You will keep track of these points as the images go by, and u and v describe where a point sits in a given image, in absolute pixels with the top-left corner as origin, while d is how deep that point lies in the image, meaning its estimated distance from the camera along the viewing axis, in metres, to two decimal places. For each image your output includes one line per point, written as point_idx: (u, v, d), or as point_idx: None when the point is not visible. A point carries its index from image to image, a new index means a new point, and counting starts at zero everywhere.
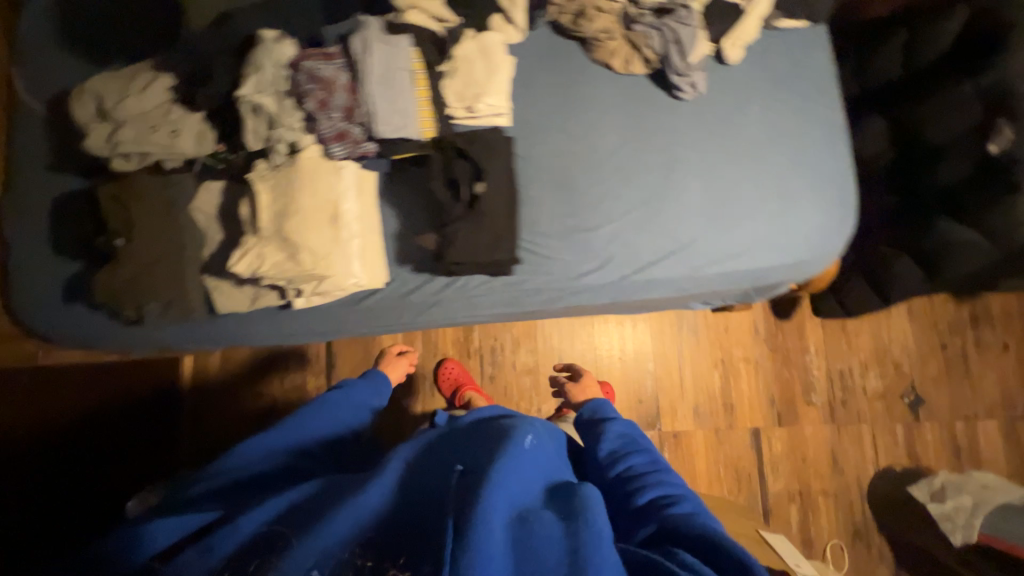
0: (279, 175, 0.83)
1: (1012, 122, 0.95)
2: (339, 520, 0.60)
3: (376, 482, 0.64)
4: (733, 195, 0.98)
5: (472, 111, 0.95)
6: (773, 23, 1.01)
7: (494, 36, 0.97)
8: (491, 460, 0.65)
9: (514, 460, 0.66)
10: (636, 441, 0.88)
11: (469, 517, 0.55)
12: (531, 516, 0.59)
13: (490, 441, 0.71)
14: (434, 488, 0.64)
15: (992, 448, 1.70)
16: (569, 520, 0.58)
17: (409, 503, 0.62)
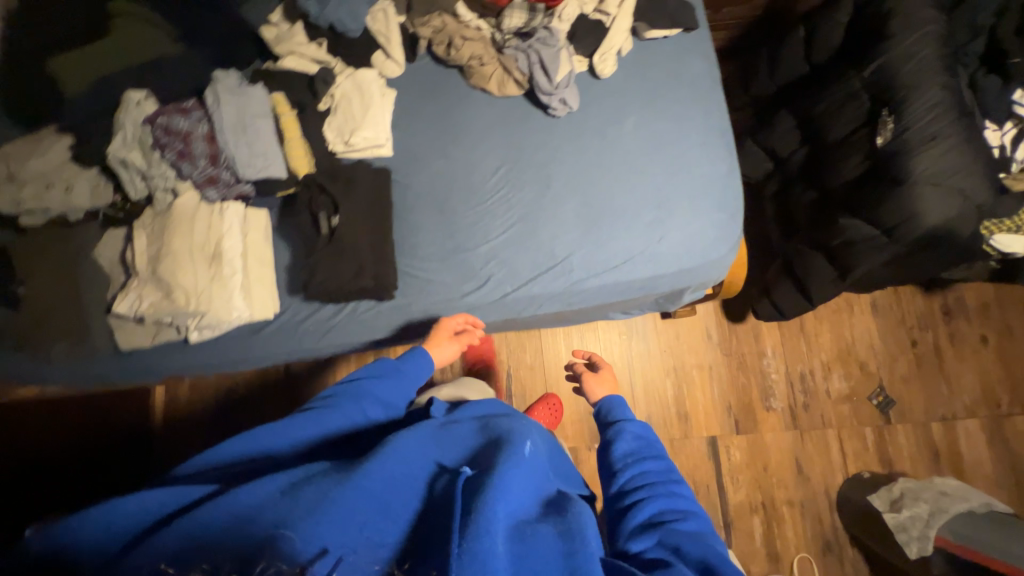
0: (159, 221, 0.90)
1: (894, 114, 0.90)
2: (378, 515, 0.48)
3: (384, 461, 0.54)
4: (609, 208, 0.98)
5: (349, 145, 0.99)
6: (644, 34, 1.01)
7: (370, 74, 1.02)
8: (492, 462, 0.55)
9: (520, 466, 0.56)
10: (650, 447, 0.82)
11: (480, 532, 0.46)
12: (530, 533, 0.51)
13: (483, 442, 0.61)
14: (433, 488, 0.53)
15: (974, 450, 1.58)
16: (571, 552, 0.50)
17: (388, 499, 0.51)
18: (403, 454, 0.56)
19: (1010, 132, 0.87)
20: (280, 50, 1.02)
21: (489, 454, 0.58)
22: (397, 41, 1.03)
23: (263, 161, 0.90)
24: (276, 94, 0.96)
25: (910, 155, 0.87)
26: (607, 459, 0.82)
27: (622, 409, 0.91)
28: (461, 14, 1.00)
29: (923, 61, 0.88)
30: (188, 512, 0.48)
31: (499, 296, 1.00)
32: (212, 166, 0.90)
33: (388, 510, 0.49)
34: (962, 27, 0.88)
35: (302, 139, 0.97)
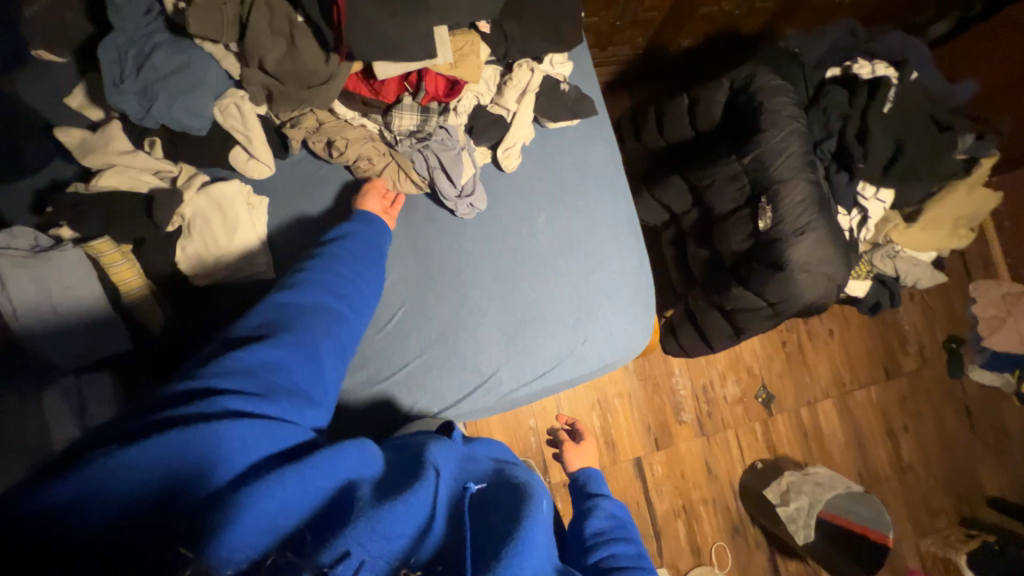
0: None
1: (770, 203, 1.00)
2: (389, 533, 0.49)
3: (406, 499, 0.51)
4: (532, 314, 0.94)
5: (218, 278, 0.81)
6: (547, 123, 0.96)
7: (230, 184, 0.83)
8: (523, 510, 0.53)
9: (548, 517, 0.56)
10: (625, 532, 0.74)
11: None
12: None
13: (507, 482, 0.57)
14: (447, 519, 0.52)
15: (831, 424, 1.94)
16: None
17: (397, 520, 0.50)
18: (424, 487, 0.53)
19: (856, 217, 1.01)
20: (94, 162, 0.78)
21: (511, 496, 0.55)
22: (260, 140, 0.84)
23: (85, 339, 0.74)
24: (96, 240, 0.75)
25: (786, 243, 0.98)
26: (578, 541, 0.73)
27: (597, 484, 0.84)
28: (339, 111, 0.85)
29: (791, 156, 0.98)
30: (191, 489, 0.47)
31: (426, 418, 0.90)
32: (12, 351, 0.71)
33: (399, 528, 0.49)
34: (818, 124, 0.98)
35: (145, 287, 0.78)
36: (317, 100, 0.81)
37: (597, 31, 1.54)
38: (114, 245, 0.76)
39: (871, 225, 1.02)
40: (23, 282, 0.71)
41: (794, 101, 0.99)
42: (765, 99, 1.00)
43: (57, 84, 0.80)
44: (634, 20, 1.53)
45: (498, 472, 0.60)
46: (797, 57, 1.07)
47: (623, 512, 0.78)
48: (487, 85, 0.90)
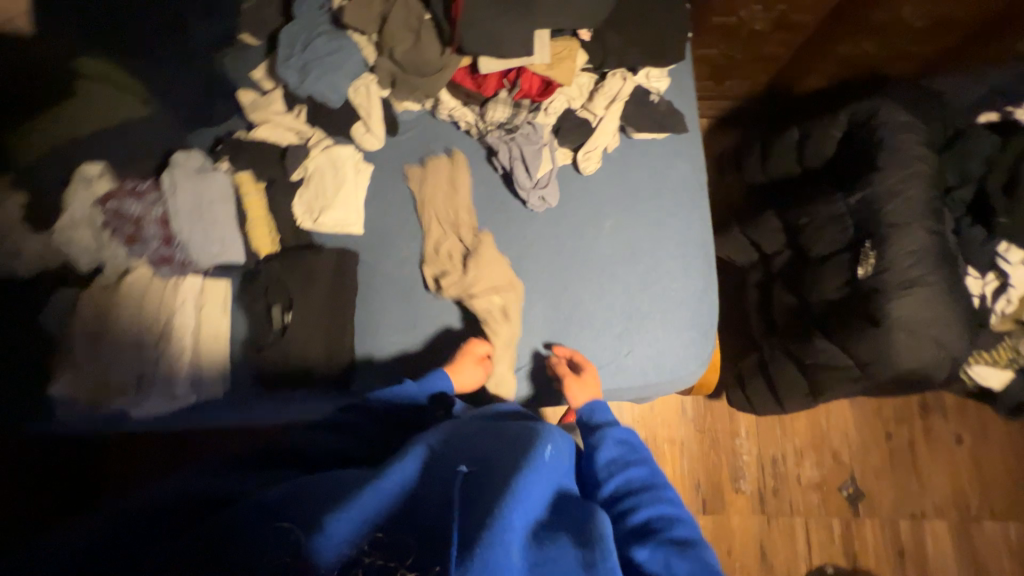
0: (103, 297, 0.85)
1: (874, 250, 0.88)
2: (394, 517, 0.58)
3: (400, 472, 0.62)
4: (581, 314, 0.95)
5: (318, 223, 0.95)
6: (633, 133, 0.97)
7: (346, 150, 0.99)
8: (514, 468, 0.62)
9: (540, 471, 0.63)
10: (635, 455, 0.77)
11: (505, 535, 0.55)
12: (549, 540, 0.59)
13: (500, 443, 0.67)
14: (439, 490, 0.61)
15: (939, 550, 1.57)
16: (588, 564, 0.57)
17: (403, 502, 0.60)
18: (415, 461, 0.64)
19: (993, 283, 0.84)
20: (255, 118, 0.98)
21: (504, 462, 0.63)
22: (378, 117, 0.99)
23: (221, 249, 0.87)
24: (241, 172, 0.92)
25: (887, 296, 0.85)
26: (591, 473, 0.76)
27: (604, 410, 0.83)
28: (444, 99, 0.96)
29: (909, 200, 0.86)
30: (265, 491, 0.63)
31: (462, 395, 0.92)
32: (166, 248, 0.87)
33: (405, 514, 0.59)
34: (952, 168, 0.85)
35: (267, 219, 0.93)
36: (429, 86, 0.93)
37: (713, 63, 1.52)
38: (253, 179, 0.93)
39: (1012, 297, 0.84)
40: (187, 193, 0.84)
41: (926, 139, 0.87)
42: (888, 135, 0.90)
43: (244, 55, 1.01)
44: (755, 55, 1.48)
45: (497, 439, 0.68)
46: (940, 97, 0.95)
47: (632, 434, 0.80)
48: (580, 90, 0.96)
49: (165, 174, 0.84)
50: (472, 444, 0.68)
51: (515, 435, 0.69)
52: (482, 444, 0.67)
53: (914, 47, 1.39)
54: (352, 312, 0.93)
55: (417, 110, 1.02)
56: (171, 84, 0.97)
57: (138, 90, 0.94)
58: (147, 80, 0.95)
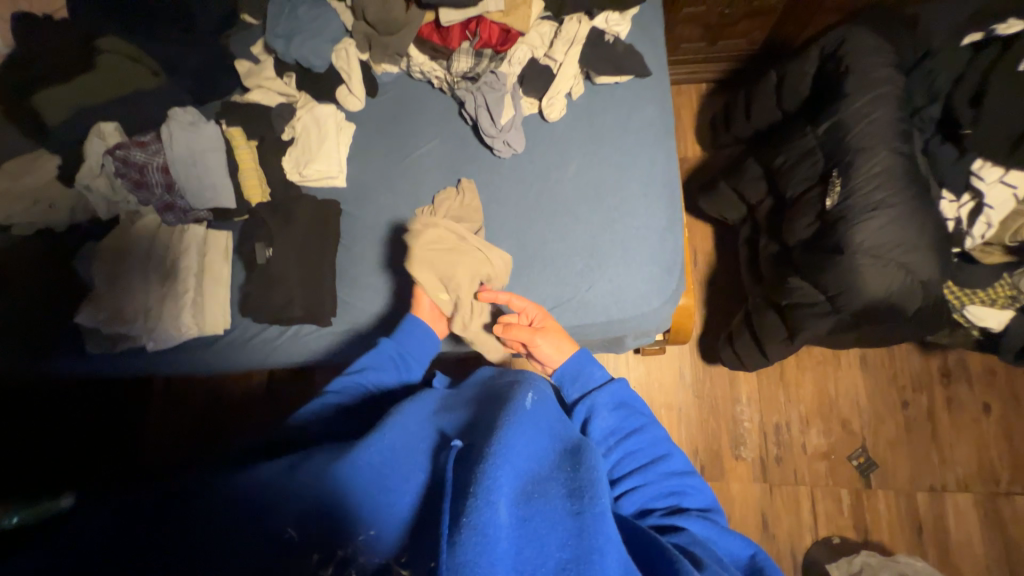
0: (119, 241, 0.99)
1: (841, 177, 0.86)
2: (383, 495, 0.50)
3: (382, 440, 0.56)
4: (544, 254, 0.98)
5: (303, 176, 1.04)
6: (595, 78, 1.00)
7: (328, 109, 1.07)
8: (495, 424, 0.56)
9: (522, 421, 0.57)
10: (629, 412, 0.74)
11: (482, 492, 0.46)
12: (538, 496, 0.50)
13: (487, 407, 0.62)
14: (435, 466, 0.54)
15: (962, 525, 1.46)
16: (580, 511, 0.49)
17: (387, 480, 0.52)
18: (399, 431, 0.59)
19: (968, 205, 0.81)
20: (250, 84, 1.09)
21: (488, 421, 0.59)
22: (357, 78, 1.07)
23: (212, 193, 0.98)
24: (232, 128, 1.02)
25: (852, 222, 0.83)
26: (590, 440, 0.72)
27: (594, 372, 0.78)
28: (413, 56, 1.03)
29: (875, 124, 0.84)
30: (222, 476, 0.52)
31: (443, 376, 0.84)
32: (168, 194, 0.98)
33: (396, 495, 0.51)
34: (919, 90, 0.85)
35: (256, 171, 1.03)
36: (397, 42, 1.00)
37: (703, 21, 1.48)
38: (244, 135, 1.03)
39: (993, 220, 0.79)
40: (182, 141, 0.95)
41: (890, 62, 0.86)
42: (853, 62, 0.88)
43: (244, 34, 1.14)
44: (746, 9, 1.43)
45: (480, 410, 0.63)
46: (916, 19, 0.90)
47: (625, 390, 0.76)
48: (542, 39, 1.00)
49: (164, 125, 0.95)
50: (469, 420, 0.61)
51: (499, 396, 0.64)
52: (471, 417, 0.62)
53: None
54: (329, 253, 1.00)
55: (396, 71, 1.10)
56: (172, 53, 1.07)
57: (147, 60, 1.05)
58: (152, 50, 1.07)
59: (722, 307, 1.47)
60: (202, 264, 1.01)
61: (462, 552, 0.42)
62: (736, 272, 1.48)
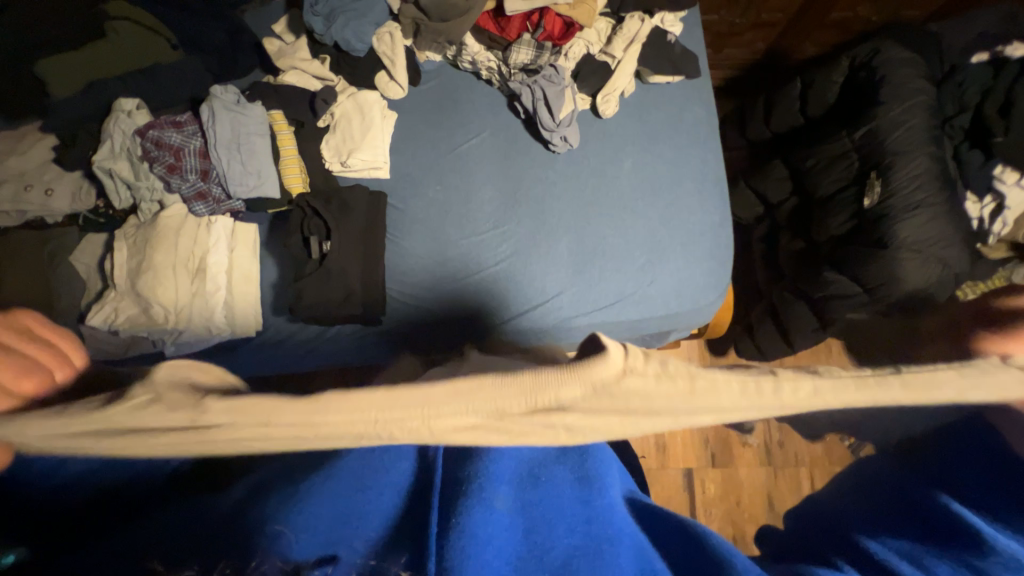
0: (141, 232, 0.89)
1: (880, 178, 0.94)
2: (363, 494, 0.47)
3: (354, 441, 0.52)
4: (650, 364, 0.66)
5: (347, 166, 0.98)
6: (647, 79, 1.02)
7: (372, 95, 1.02)
8: None
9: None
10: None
11: (481, 485, 0.46)
12: (546, 480, 0.50)
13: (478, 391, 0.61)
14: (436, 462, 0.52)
15: None
16: (590, 500, 0.48)
17: (366, 477, 0.48)
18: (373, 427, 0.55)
19: (989, 207, 0.90)
20: (283, 65, 1.01)
21: None
22: (402, 64, 1.02)
23: (256, 179, 0.87)
24: (274, 111, 0.95)
25: (893, 220, 0.90)
26: (906, 533, 0.43)
27: None
28: (468, 44, 1.00)
29: (911, 130, 0.92)
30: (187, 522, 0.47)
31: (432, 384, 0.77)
32: (202, 181, 0.88)
33: (380, 493, 0.48)
34: (950, 98, 0.94)
35: (297, 157, 0.95)
36: (453, 29, 0.96)
37: (715, 30, 1.56)
38: (284, 119, 0.96)
39: (1008, 219, 0.89)
40: (227, 124, 0.86)
41: (922, 74, 0.94)
42: (887, 73, 0.96)
43: (272, 13, 1.06)
44: (756, 21, 1.51)
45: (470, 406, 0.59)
46: (937, 37, 0.99)
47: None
48: (599, 34, 1.01)
49: (205, 105, 0.85)
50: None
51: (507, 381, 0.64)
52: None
53: (901, 12, 1.47)
54: (380, 250, 0.95)
55: (439, 59, 1.07)
56: (195, 25, 0.97)
57: (166, 31, 0.93)
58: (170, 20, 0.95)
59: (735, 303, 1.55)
60: (231, 259, 0.92)
61: (457, 551, 0.41)
62: None
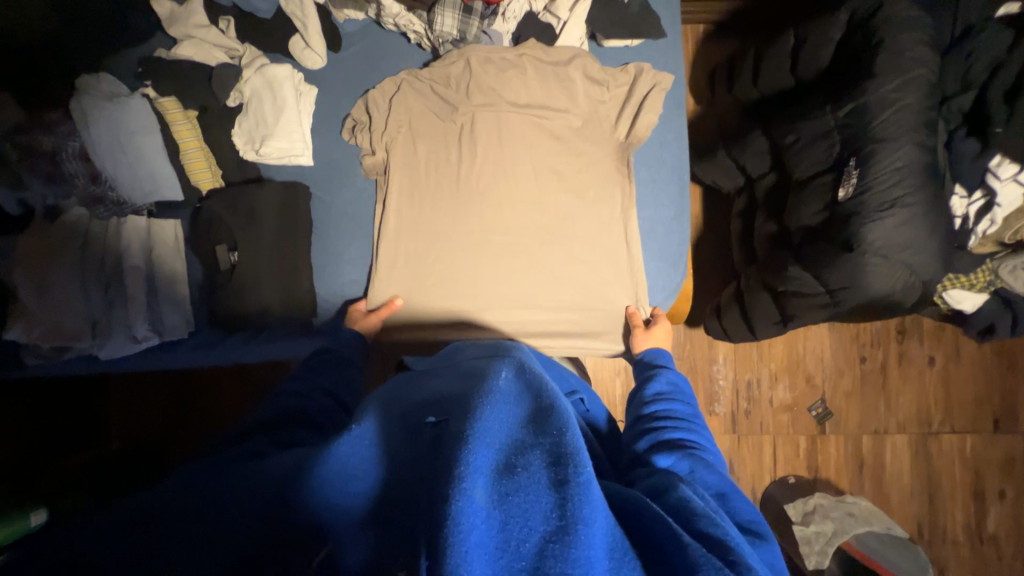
0: (35, 236, 0.81)
1: (858, 170, 0.82)
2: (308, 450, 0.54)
3: (377, 407, 0.56)
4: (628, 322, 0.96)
5: (262, 154, 0.88)
6: (602, 41, 0.94)
7: (280, 68, 0.88)
8: (466, 396, 0.49)
9: (498, 400, 0.48)
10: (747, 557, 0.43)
11: (458, 479, 0.37)
12: (432, 438, 0.45)
13: (491, 369, 0.57)
14: (413, 457, 0.45)
15: (898, 461, 1.65)
16: (439, 444, 0.43)
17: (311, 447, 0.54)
18: (402, 406, 0.54)
19: (977, 203, 0.82)
20: (176, 34, 0.87)
21: (474, 381, 0.54)
22: (315, 27, 0.88)
23: (150, 184, 0.84)
24: (166, 98, 0.85)
25: (865, 219, 0.81)
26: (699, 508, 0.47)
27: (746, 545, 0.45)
28: (386, 4, 0.88)
29: (901, 112, 0.79)
30: (270, 401, 0.67)
31: (419, 299, 0.93)
32: (93, 183, 0.83)
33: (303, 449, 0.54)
34: (952, 75, 0.80)
35: (202, 149, 0.87)
36: None
37: None
38: (180, 106, 0.86)
39: (998, 217, 0.82)
40: (103, 122, 0.80)
41: (926, 40, 0.78)
42: (888, 34, 0.80)
43: None
44: None
45: (493, 368, 0.57)
46: None
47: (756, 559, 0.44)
48: None
49: (74, 101, 0.79)
50: (435, 394, 0.55)
51: (476, 373, 0.57)
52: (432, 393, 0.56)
53: None
54: (304, 249, 0.91)
55: (361, 17, 0.92)
56: None
57: None
58: None
59: (708, 278, 1.47)
60: (151, 262, 0.87)
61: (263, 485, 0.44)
62: (724, 243, 1.47)
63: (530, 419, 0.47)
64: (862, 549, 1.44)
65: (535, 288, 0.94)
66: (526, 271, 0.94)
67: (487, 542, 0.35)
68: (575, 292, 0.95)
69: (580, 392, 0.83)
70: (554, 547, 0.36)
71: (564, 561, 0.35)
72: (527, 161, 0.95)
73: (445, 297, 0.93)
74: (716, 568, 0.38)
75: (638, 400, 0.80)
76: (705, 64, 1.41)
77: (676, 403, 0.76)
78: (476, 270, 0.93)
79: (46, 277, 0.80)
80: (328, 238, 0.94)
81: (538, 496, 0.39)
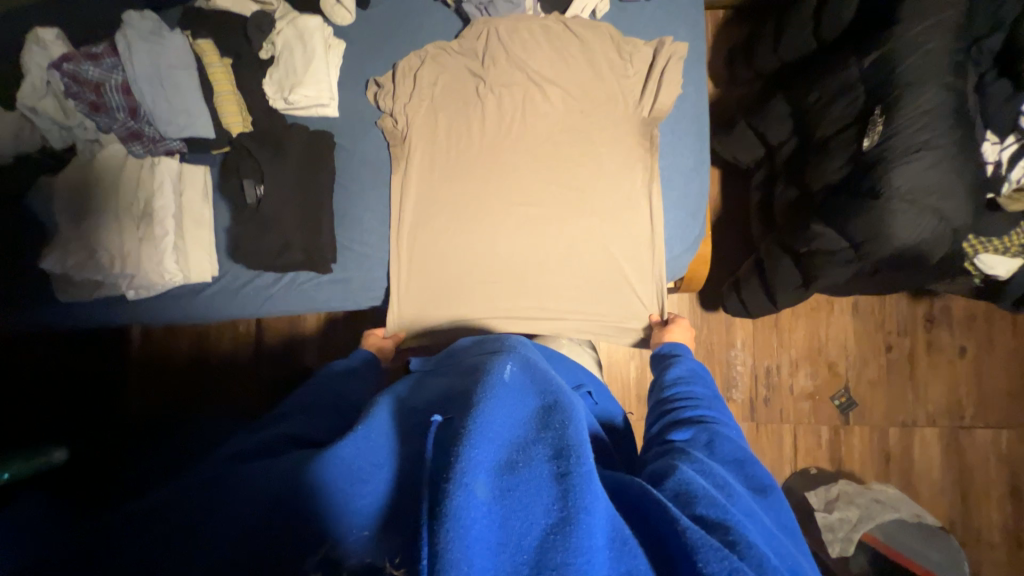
0: (75, 172, 0.85)
1: (885, 116, 0.81)
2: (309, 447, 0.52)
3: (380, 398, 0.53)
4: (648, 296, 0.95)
5: (291, 103, 0.91)
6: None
7: (311, 21, 0.92)
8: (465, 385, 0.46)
9: (502, 391, 0.43)
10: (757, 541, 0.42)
11: (455, 475, 0.34)
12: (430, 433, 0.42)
13: (495, 357, 0.53)
14: (410, 446, 0.42)
15: (927, 456, 1.57)
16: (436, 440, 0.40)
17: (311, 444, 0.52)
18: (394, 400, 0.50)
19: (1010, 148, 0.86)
20: None
21: (475, 372, 0.50)
22: None
23: (186, 120, 0.88)
24: (203, 40, 0.89)
25: (891, 164, 0.79)
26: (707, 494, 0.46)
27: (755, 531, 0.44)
28: None
29: (927, 56, 0.78)
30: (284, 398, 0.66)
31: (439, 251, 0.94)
32: (132, 119, 0.87)
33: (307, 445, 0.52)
34: (983, 15, 0.79)
35: (234, 93, 0.91)
36: None
37: None
38: (216, 50, 0.90)
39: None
40: (144, 55, 0.84)
41: None
42: None
43: None
44: None
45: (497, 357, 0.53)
46: None
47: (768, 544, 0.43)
48: None
49: (120, 35, 0.84)
50: (434, 393, 0.51)
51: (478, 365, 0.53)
52: (436, 391, 0.52)
53: None
54: (325, 194, 0.93)
55: None
56: None
57: None
58: None
59: (725, 257, 1.45)
60: (182, 204, 0.90)
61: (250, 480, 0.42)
62: (743, 222, 1.45)
63: (535, 411, 0.44)
64: (889, 540, 1.36)
65: (554, 246, 0.95)
66: (546, 232, 0.95)
67: (486, 540, 0.32)
68: (595, 253, 0.95)
69: (587, 385, 0.78)
70: (555, 541, 0.33)
71: (569, 554, 0.32)
72: (546, 116, 0.96)
73: (460, 256, 0.95)
74: (717, 550, 0.37)
75: (654, 393, 0.77)
76: (725, 43, 1.42)
77: (696, 387, 0.74)
78: (495, 226, 0.95)
79: (84, 207, 0.84)
80: (349, 187, 0.96)
81: (543, 490, 0.36)
